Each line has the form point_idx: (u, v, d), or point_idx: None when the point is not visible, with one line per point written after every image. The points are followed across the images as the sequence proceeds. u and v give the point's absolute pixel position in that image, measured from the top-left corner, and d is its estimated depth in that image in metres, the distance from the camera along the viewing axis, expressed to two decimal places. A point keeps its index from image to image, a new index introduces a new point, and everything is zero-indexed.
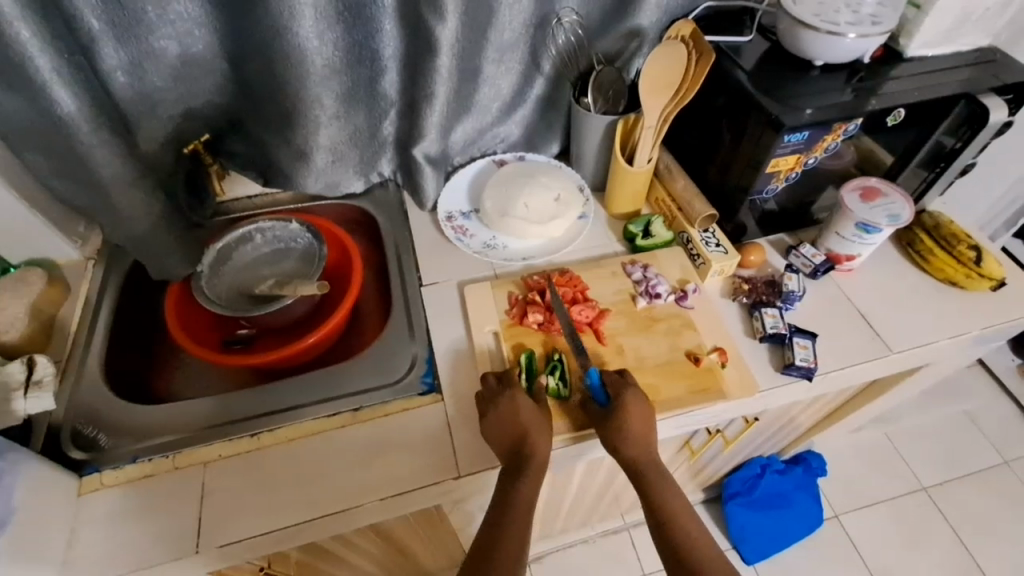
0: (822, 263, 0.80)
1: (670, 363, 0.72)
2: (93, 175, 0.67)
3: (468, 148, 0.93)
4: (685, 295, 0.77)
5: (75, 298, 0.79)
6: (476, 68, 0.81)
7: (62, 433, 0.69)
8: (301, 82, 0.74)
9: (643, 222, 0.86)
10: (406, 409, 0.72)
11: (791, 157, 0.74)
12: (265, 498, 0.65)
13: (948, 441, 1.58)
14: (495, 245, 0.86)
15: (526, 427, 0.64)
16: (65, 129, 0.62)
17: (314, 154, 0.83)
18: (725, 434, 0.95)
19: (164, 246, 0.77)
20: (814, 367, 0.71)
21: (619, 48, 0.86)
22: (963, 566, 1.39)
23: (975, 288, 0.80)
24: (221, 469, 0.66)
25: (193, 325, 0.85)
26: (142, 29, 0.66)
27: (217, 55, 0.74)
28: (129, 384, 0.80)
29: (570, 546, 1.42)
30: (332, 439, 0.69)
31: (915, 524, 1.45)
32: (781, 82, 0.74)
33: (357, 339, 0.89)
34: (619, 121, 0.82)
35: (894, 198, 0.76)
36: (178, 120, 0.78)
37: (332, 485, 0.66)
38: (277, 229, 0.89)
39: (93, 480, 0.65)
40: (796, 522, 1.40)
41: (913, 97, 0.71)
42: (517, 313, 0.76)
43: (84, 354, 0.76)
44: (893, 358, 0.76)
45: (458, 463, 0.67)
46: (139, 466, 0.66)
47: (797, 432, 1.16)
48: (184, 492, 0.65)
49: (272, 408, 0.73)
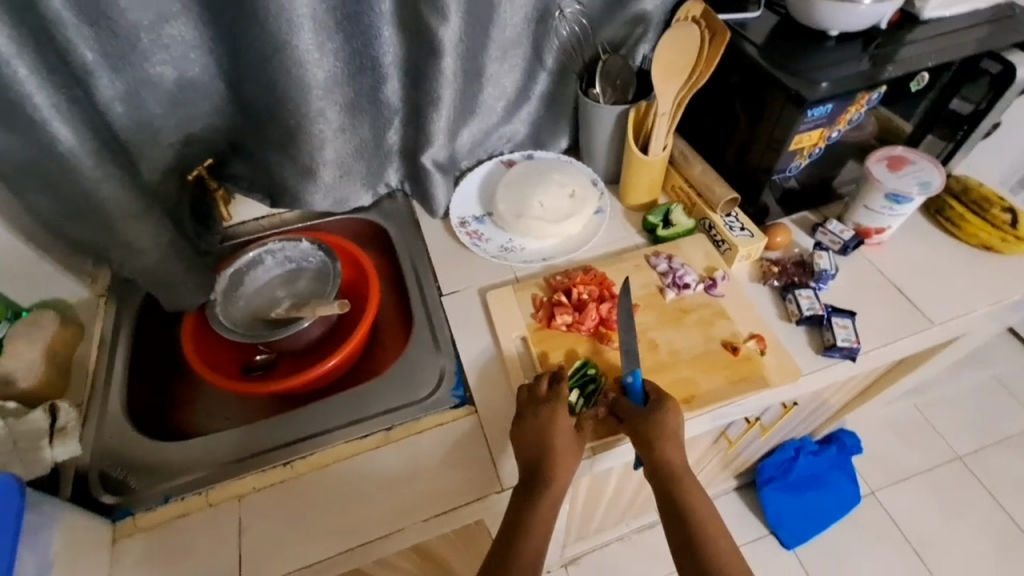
0: (852, 238, 0.78)
1: (706, 355, 0.70)
2: (99, 210, 0.65)
3: (475, 150, 0.91)
4: (714, 283, 0.75)
5: (89, 337, 0.78)
6: (480, 68, 0.79)
7: (90, 477, 0.67)
8: (303, 98, 0.71)
9: (662, 212, 0.84)
10: (439, 425, 0.69)
11: (814, 133, 0.72)
12: (304, 529, 0.62)
13: (979, 408, 1.56)
14: (512, 247, 0.84)
15: (562, 436, 0.62)
16: (67, 166, 0.60)
17: (320, 170, 0.80)
18: (761, 422, 0.93)
19: (176, 277, 0.75)
20: (857, 346, 0.69)
21: (623, 35, 0.83)
22: (1008, 534, 1.37)
23: (1012, 252, 0.78)
24: (255, 503, 0.64)
25: (211, 355, 0.83)
26: (136, 56, 0.64)
27: (214, 77, 0.72)
28: (151, 422, 0.78)
29: (606, 545, 1.40)
30: (365, 462, 0.67)
31: (953, 493, 1.43)
32: (796, 56, 0.72)
33: (379, 355, 0.86)
34: (630, 111, 0.80)
35: (922, 164, 0.74)
36: (178, 147, 0.75)
37: (371, 510, 0.64)
38: (286, 249, 0.87)
39: (126, 524, 0.63)
40: (834, 502, 1.38)
41: (932, 60, 0.69)
42: (544, 315, 0.74)
43: (105, 395, 0.74)
44: (935, 330, 0.73)
45: (499, 475, 0.65)
46: (171, 506, 0.64)
47: (830, 412, 1.13)
48: (220, 530, 0.63)
49: (302, 434, 0.71)
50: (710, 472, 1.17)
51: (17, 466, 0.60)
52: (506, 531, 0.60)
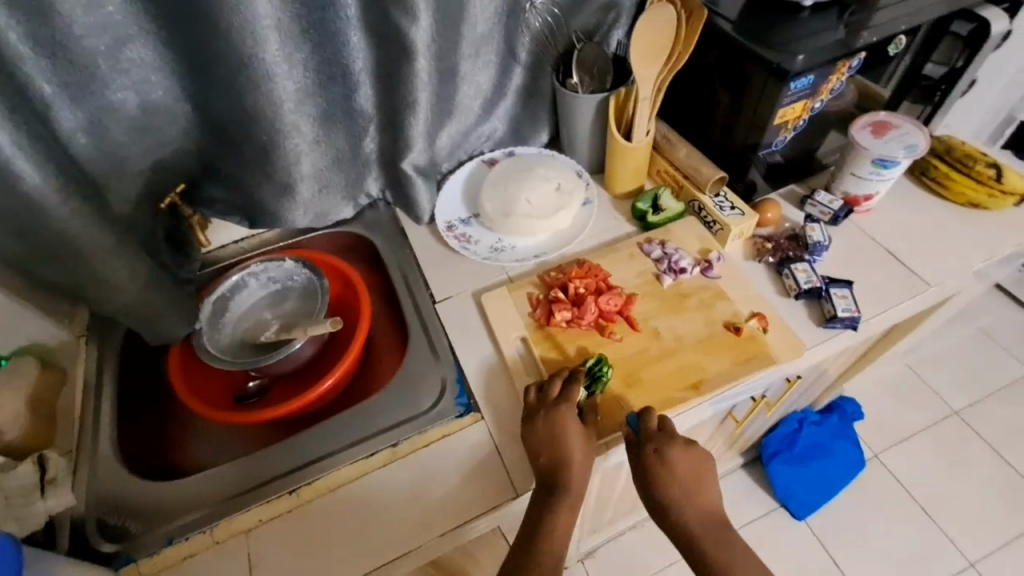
0: (841, 208, 0.77)
1: (709, 338, 0.69)
2: (71, 249, 0.61)
3: (455, 151, 0.89)
4: (710, 265, 0.74)
5: (73, 380, 0.74)
6: (454, 67, 0.77)
7: (87, 527, 0.64)
8: (276, 112, 0.68)
9: (650, 198, 0.82)
10: (446, 435, 0.67)
11: (797, 106, 0.71)
12: (317, 558, 0.60)
13: (971, 361, 1.58)
14: (502, 247, 0.82)
15: (571, 435, 0.61)
16: (32, 205, 0.56)
17: (298, 186, 0.78)
18: (766, 399, 0.92)
19: (158, 309, 0.72)
20: (858, 315, 0.69)
21: (596, 22, 0.82)
22: (1010, 483, 1.39)
23: (1000, 206, 0.78)
24: (263, 536, 0.62)
25: (201, 386, 0.81)
26: (95, 83, 0.61)
27: (179, 99, 0.69)
28: (146, 462, 0.75)
29: (621, 535, 1.39)
30: (374, 483, 0.65)
31: (954, 448, 1.45)
32: (773, 29, 0.71)
33: (376, 369, 0.84)
34: (610, 98, 0.79)
35: (906, 128, 0.74)
36: (148, 174, 0.72)
37: (385, 530, 0.62)
38: (270, 270, 0.84)
39: (130, 572, 0.60)
40: (841, 469, 1.38)
41: (906, 23, 0.69)
42: (542, 313, 0.73)
43: (94, 439, 0.71)
44: (932, 292, 0.74)
45: (512, 481, 0.64)
46: (176, 548, 0.61)
47: (830, 381, 1.14)
48: (229, 567, 0.60)
49: (305, 459, 0.68)
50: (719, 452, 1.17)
51: (10, 524, 0.57)
52: (523, 534, 0.58)
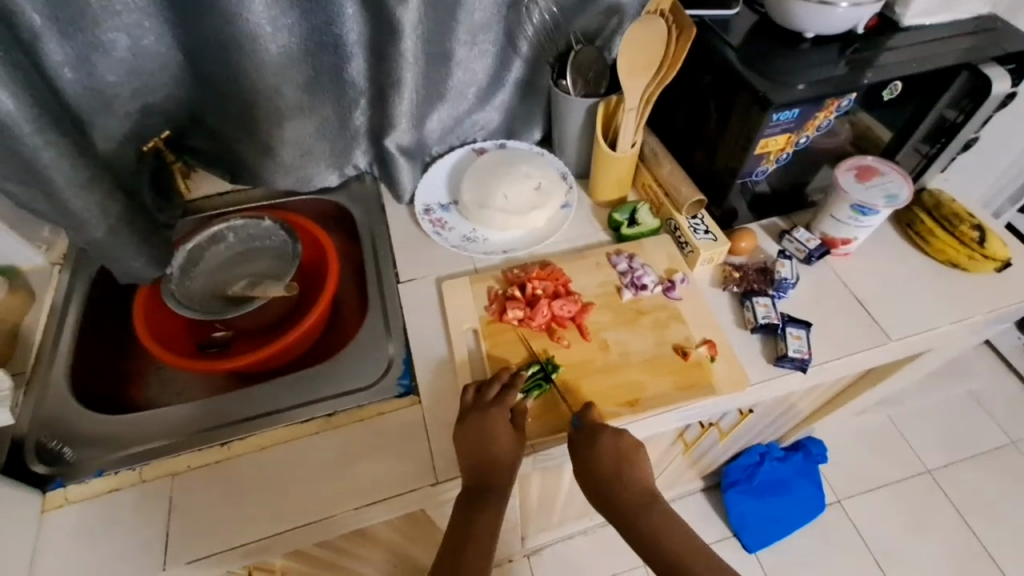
0: (817, 247, 0.76)
1: (656, 358, 0.69)
2: (44, 180, 0.63)
3: (447, 136, 0.89)
4: (673, 285, 0.74)
5: (40, 305, 0.77)
6: (447, 51, 0.77)
7: (26, 446, 0.66)
8: (258, 72, 0.71)
9: (629, 209, 0.82)
10: (382, 413, 0.69)
11: (781, 138, 0.69)
12: (235, 510, 0.62)
13: (952, 422, 1.55)
14: (474, 238, 0.82)
15: (501, 437, 0.62)
16: (7, 132, 0.58)
17: (280, 148, 0.79)
18: (719, 426, 0.92)
19: (126, 250, 0.73)
20: (808, 358, 0.68)
21: (598, 25, 0.81)
22: (969, 549, 1.37)
23: (980, 270, 0.77)
24: (188, 481, 0.64)
25: (165, 329, 0.83)
26: (86, 21, 0.62)
27: (171, 46, 0.70)
28: (99, 394, 0.77)
29: (568, 537, 1.40)
30: (303, 447, 0.66)
31: (920, 506, 1.43)
32: (771, 57, 0.70)
33: (336, 339, 0.85)
34: (600, 104, 0.78)
35: (891, 176, 0.72)
36: (136, 117, 0.74)
37: (305, 494, 0.63)
38: (250, 227, 0.86)
39: (56, 496, 0.63)
40: (798, 509, 1.37)
41: (910, 69, 0.67)
42: (497, 309, 0.73)
43: (50, 365, 0.73)
44: (892, 345, 0.72)
45: (436, 468, 0.64)
46: (104, 480, 0.64)
47: (796, 420, 1.12)
48: (151, 506, 0.62)
49: (244, 415, 0.70)
50: (673, 473, 1.16)
51: None
52: (454, 528, 0.62)
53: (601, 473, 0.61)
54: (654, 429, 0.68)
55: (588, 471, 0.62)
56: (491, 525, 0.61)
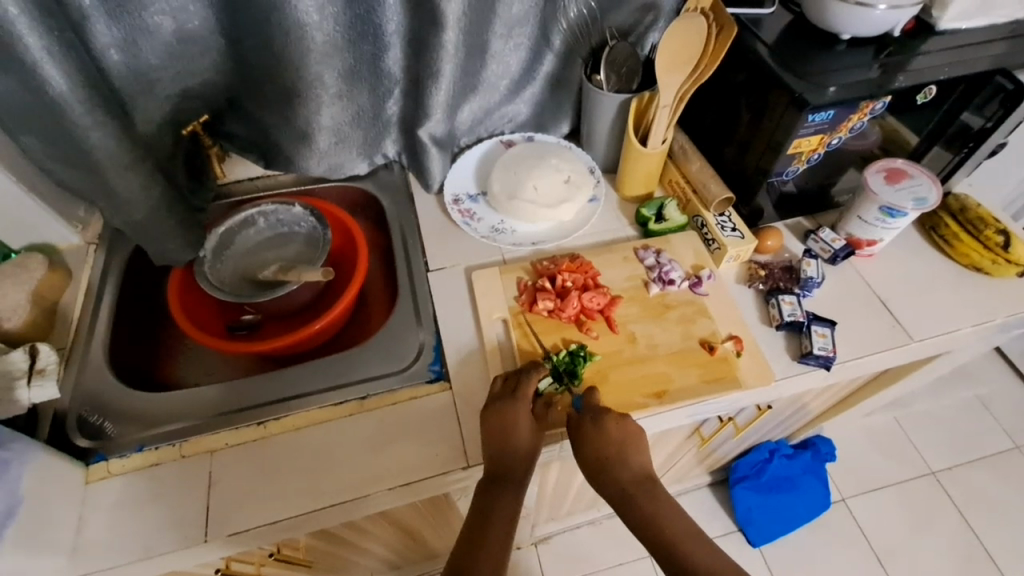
0: (842, 248, 0.77)
1: (682, 350, 0.70)
2: (90, 159, 0.64)
3: (476, 128, 0.90)
4: (700, 281, 0.75)
5: (77, 283, 0.79)
6: (483, 43, 0.78)
7: (68, 420, 0.69)
8: (301, 59, 0.72)
9: (656, 205, 0.83)
10: (414, 398, 0.70)
11: (813, 138, 0.70)
12: (271, 489, 0.64)
13: (960, 426, 1.57)
14: (502, 228, 0.84)
15: (515, 432, 0.63)
16: (58, 112, 0.59)
17: (316, 135, 0.80)
18: (735, 422, 0.94)
19: (165, 232, 0.75)
20: (832, 356, 0.70)
21: (633, 21, 0.82)
22: (971, 550, 1.39)
23: (1001, 274, 0.78)
24: (227, 457, 0.66)
25: (197, 311, 0.84)
26: (134, 3, 0.63)
27: (213, 31, 0.71)
28: (135, 371, 0.79)
29: (576, 528, 1.42)
30: (337, 428, 0.68)
31: (921, 505, 1.45)
32: (807, 57, 0.70)
33: (364, 324, 0.87)
34: (633, 100, 0.79)
35: (921, 179, 0.73)
36: (175, 100, 0.75)
37: (340, 473, 0.65)
38: (279, 213, 0.87)
39: (99, 468, 0.65)
40: (804, 505, 1.39)
41: (944, 74, 0.67)
42: (527, 299, 0.74)
43: (89, 342, 0.75)
44: (914, 346, 0.74)
45: (466, 452, 0.66)
46: (145, 454, 0.66)
47: (808, 418, 1.14)
48: (192, 480, 0.64)
49: (279, 396, 0.72)
50: (685, 466, 1.18)
51: None
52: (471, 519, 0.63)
53: (613, 467, 0.62)
54: (678, 422, 0.70)
55: (603, 470, 0.62)
56: (506, 515, 0.62)
